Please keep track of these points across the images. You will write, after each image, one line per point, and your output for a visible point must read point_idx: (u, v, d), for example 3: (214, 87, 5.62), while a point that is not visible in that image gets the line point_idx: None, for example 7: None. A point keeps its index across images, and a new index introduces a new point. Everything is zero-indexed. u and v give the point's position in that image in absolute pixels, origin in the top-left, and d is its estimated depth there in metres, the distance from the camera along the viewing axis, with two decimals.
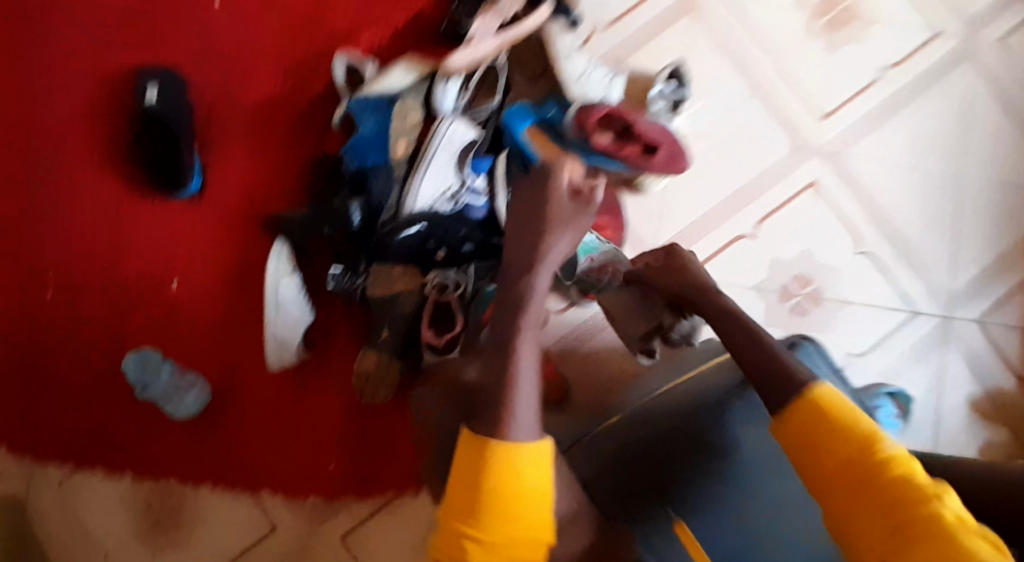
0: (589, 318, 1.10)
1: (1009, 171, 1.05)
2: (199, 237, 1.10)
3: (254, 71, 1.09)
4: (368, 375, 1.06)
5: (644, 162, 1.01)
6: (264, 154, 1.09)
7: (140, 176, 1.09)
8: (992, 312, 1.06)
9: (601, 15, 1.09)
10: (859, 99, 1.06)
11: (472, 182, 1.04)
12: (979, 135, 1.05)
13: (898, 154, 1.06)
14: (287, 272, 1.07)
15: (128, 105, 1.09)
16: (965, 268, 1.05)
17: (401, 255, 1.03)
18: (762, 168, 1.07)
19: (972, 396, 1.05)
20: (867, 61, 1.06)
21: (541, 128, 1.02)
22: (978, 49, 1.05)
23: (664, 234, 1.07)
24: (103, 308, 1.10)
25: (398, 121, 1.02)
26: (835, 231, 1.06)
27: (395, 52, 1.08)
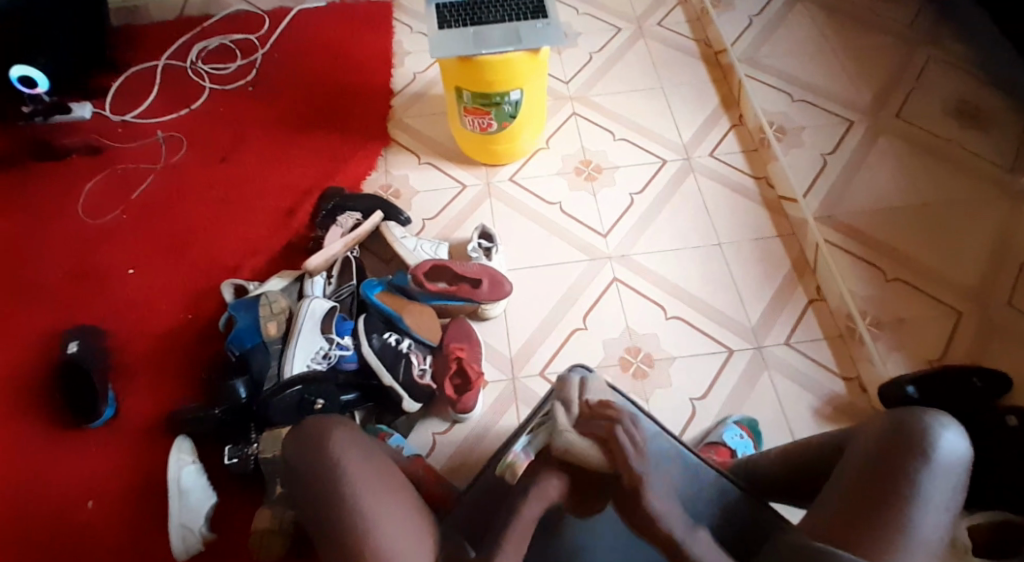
0: (471, 431, 1.23)
1: (753, 232, 1.40)
2: (109, 455, 1.20)
3: (159, 311, 1.33)
4: (262, 535, 1.07)
5: (474, 292, 1.26)
6: (168, 370, 1.27)
7: (56, 417, 1.23)
8: (794, 334, 1.29)
9: (427, 211, 1.42)
10: (625, 218, 1.42)
11: (340, 340, 1.20)
12: (720, 215, 1.42)
13: (665, 243, 1.39)
14: (189, 461, 1.15)
15: (52, 362, 1.27)
16: (752, 305, 1.32)
17: (286, 414, 1.15)
18: (574, 279, 1.35)
19: (815, 407, 1.23)
20: (621, 193, 1.45)
21: (390, 289, 1.27)
22: (697, 165, 1.48)
23: (514, 345, 1.30)
24: (13, 545, 1.12)
25: (266, 310, 1.23)
26: (646, 307, 1.32)
27: (272, 271, 1.36)
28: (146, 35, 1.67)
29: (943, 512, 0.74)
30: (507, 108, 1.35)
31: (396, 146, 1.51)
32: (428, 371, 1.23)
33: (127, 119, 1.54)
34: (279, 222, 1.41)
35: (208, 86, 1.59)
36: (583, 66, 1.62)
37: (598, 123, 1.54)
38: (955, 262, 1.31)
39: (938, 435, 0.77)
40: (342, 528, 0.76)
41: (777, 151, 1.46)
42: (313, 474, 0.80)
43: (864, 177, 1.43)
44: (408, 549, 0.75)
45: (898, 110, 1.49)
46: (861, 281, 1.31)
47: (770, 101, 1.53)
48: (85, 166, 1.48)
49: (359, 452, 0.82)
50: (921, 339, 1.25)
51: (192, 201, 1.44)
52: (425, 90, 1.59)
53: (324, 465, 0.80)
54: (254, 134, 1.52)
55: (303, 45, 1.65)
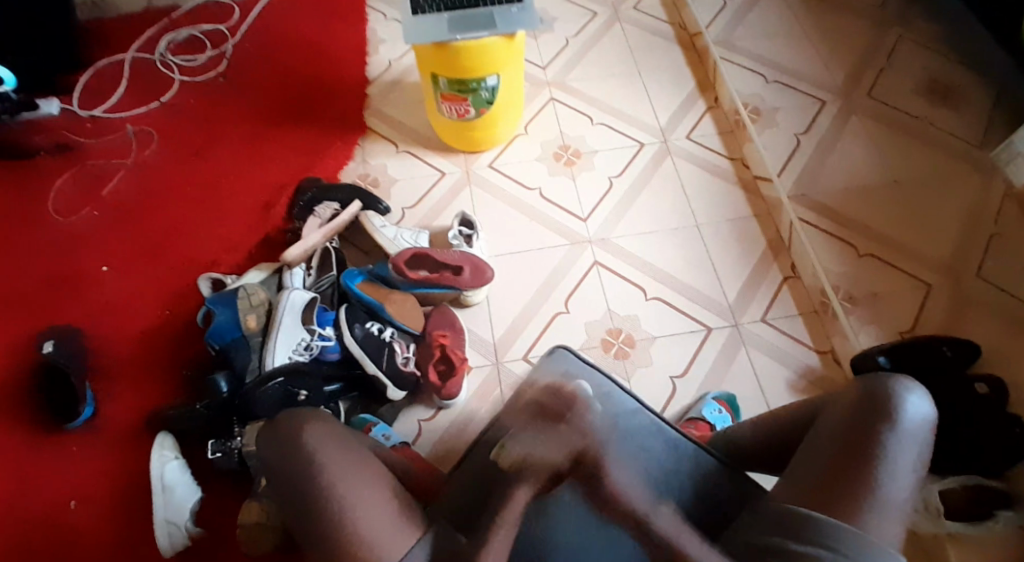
0: (456, 417, 1.23)
1: (730, 213, 1.42)
2: (91, 454, 1.19)
3: (137, 308, 1.31)
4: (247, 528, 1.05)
5: (456, 279, 1.27)
6: (149, 368, 1.26)
7: (35, 419, 1.21)
8: (771, 311, 1.32)
9: (406, 200, 1.42)
10: (605, 201, 1.43)
11: (321, 331, 1.20)
12: (697, 198, 1.43)
13: (644, 225, 1.40)
14: (172, 458, 1.15)
15: (28, 363, 1.25)
16: (730, 284, 1.34)
17: (269, 408, 1.14)
18: (556, 263, 1.36)
19: (791, 381, 1.25)
20: (600, 177, 1.46)
21: (372, 279, 1.27)
22: (674, 148, 1.49)
23: (498, 330, 1.30)
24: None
25: (244, 303, 1.21)
26: (627, 289, 1.33)
27: (251, 264, 1.35)
28: (112, 28, 1.63)
29: (911, 474, 0.77)
30: (484, 94, 1.34)
31: (373, 135, 1.50)
32: (412, 359, 1.22)
33: (96, 114, 1.51)
34: (256, 215, 1.40)
35: (178, 79, 1.56)
36: (560, 52, 1.62)
37: (575, 108, 1.54)
38: (924, 237, 1.34)
39: (903, 399, 0.80)
40: (330, 514, 0.77)
41: (752, 132, 1.48)
42: (296, 463, 0.81)
43: (836, 156, 1.45)
44: (391, 529, 0.77)
45: (870, 90, 1.52)
46: (833, 257, 1.34)
47: (744, 83, 1.55)
48: (55, 163, 1.45)
49: (335, 443, 0.83)
50: (893, 312, 1.28)
51: (166, 197, 1.42)
52: (401, 78, 1.58)
53: (301, 456, 0.81)
54: (227, 126, 1.50)
55: (275, 35, 1.63)
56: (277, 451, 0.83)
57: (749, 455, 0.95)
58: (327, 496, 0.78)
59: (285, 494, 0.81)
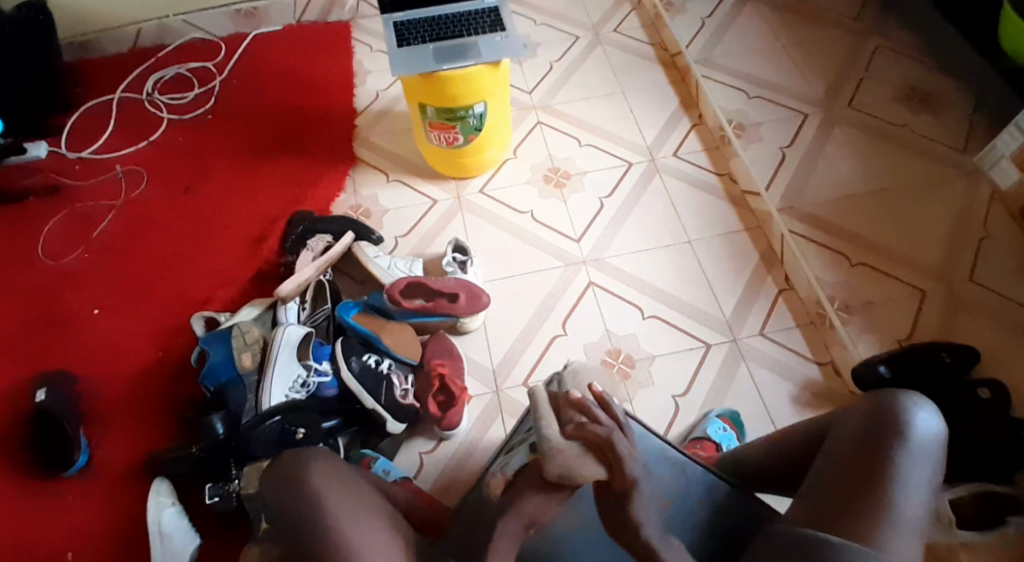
0: (458, 447, 1.22)
1: (722, 227, 1.43)
2: (87, 502, 1.16)
3: (130, 350, 1.29)
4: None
5: (453, 306, 1.26)
6: (144, 410, 1.24)
7: (29, 469, 1.19)
8: (768, 324, 1.32)
9: (398, 229, 1.42)
10: (596, 223, 1.43)
11: (318, 366, 1.18)
12: (689, 215, 1.44)
13: (638, 244, 1.40)
14: (168, 503, 1.13)
15: (21, 412, 1.23)
16: (725, 299, 1.34)
17: (267, 447, 1.13)
18: (552, 284, 1.36)
19: (792, 393, 1.25)
20: (591, 198, 1.46)
21: (367, 310, 1.26)
22: (662, 166, 1.50)
23: (496, 356, 1.29)
24: None
25: (239, 341, 1.20)
26: (624, 309, 1.33)
27: (244, 301, 1.33)
28: (99, 70, 1.63)
29: (925, 490, 0.77)
30: (472, 121, 1.35)
31: (362, 165, 1.50)
32: (410, 390, 1.21)
33: (83, 156, 1.51)
34: (248, 250, 1.39)
35: (166, 117, 1.56)
36: (544, 76, 1.63)
37: (562, 130, 1.55)
38: (916, 243, 1.35)
39: (913, 415, 0.81)
40: (340, 552, 0.75)
41: (738, 147, 1.49)
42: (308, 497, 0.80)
43: (823, 167, 1.46)
44: None
45: (850, 101, 1.54)
46: (826, 267, 1.34)
47: (727, 99, 1.56)
48: (42, 207, 1.44)
49: (340, 484, 0.83)
50: (888, 320, 1.28)
51: (155, 236, 1.41)
52: (389, 107, 1.58)
53: (307, 498, 0.80)
54: (215, 163, 1.50)
55: (259, 71, 1.63)
56: (284, 493, 0.81)
57: (764, 476, 0.95)
58: (336, 536, 0.77)
59: (293, 533, 0.79)
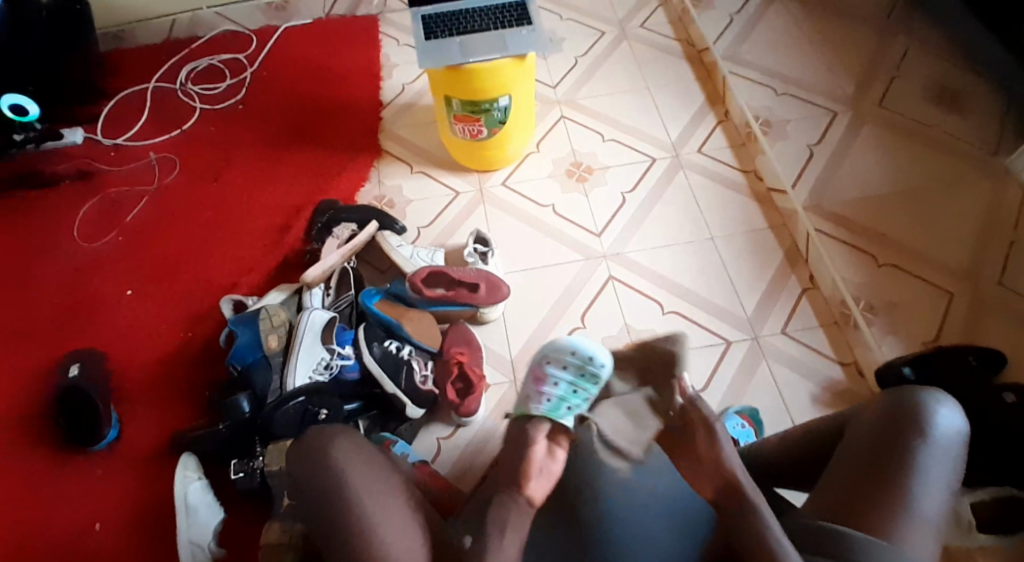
0: (474, 435, 1.24)
1: (744, 225, 1.42)
2: (115, 477, 1.20)
3: (161, 331, 1.33)
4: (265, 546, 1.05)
5: (473, 296, 1.28)
6: (171, 390, 1.27)
7: (62, 443, 1.23)
8: (790, 323, 1.31)
9: (421, 220, 1.44)
10: (618, 217, 1.43)
11: (341, 350, 1.21)
12: (712, 211, 1.44)
13: (659, 239, 1.40)
14: (195, 478, 1.16)
15: (55, 389, 1.27)
16: (747, 295, 1.34)
17: (289, 427, 1.16)
18: (572, 277, 1.37)
19: (813, 393, 1.24)
20: (614, 192, 1.47)
21: (389, 298, 1.28)
22: (686, 162, 1.50)
23: (515, 347, 1.31)
24: None
25: (266, 323, 1.23)
26: (644, 303, 1.33)
27: (270, 286, 1.36)
28: (134, 60, 1.68)
29: (944, 488, 0.77)
30: (496, 114, 1.37)
31: (387, 157, 1.52)
32: (430, 377, 1.23)
33: (119, 144, 1.55)
34: (275, 237, 1.42)
35: (198, 106, 1.60)
36: (569, 71, 1.64)
37: (586, 126, 1.55)
38: (945, 243, 1.33)
39: (935, 411, 0.81)
40: (356, 529, 0.77)
41: (763, 145, 1.48)
42: (331, 469, 0.82)
43: (850, 166, 1.45)
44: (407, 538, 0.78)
45: (880, 100, 1.52)
46: (851, 268, 1.33)
47: (753, 96, 1.55)
48: (80, 193, 1.49)
49: (361, 455, 0.84)
50: (913, 322, 1.27)
51: (185, 222, 1.45)
52: (414, 101, 1.60)
53: (330, 473, 0.81)
54: (245, 152, 1.53)
55: (289, 63, 1.66)
56: (305, 466, 0.83)
57: (776, 469, 0.95)
58: (354, 510, 0.79)
59: (311, 505, 0.81)
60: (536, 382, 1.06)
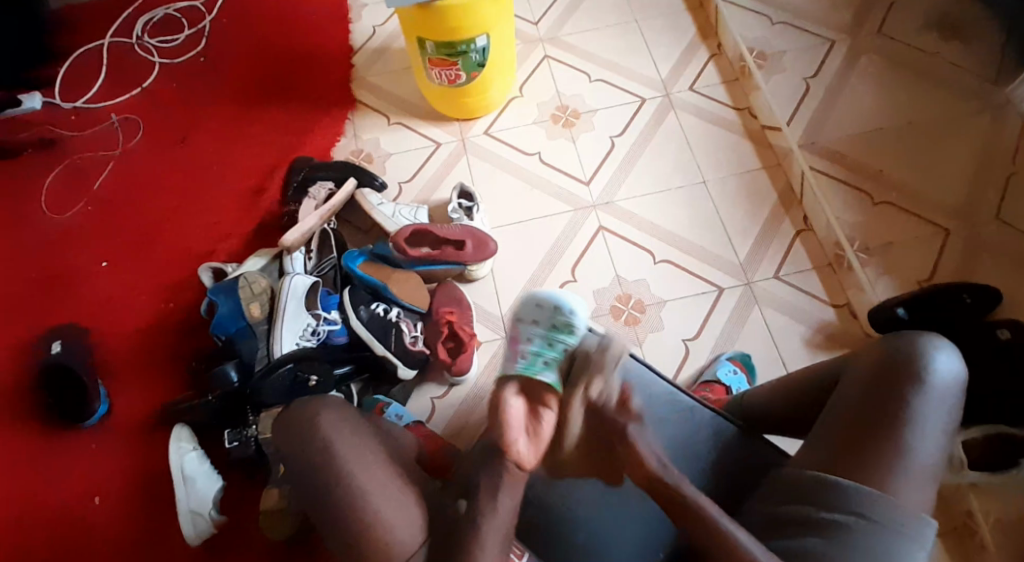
0: (468, 394, 1.23)
1: (737, 167, 1.37)
2: (109, 455, 1.19)
3: (141, 303, 1.30)
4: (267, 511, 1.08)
5: (459, 254, 1.24)
6: (158, 363, 1.25)
7: (51, 425, 1.21)
8: (783, 267, 1.29)
9: (402, 174, 1.38)
10: (607, 163, 1.38)
11: (326, 315, 1.19)
12: (703, 153, 1.38)
13: (649, 186, 1.36)
14: (190, 448, 1.15)
15: (38, 366, 1.25)
16: (740, 240, 1.31)
17: (280, 395, 1.14)
18: (561, 229, 1.33)
19: (806, 336, 1.23)
20: (601, 137, 1.41)
21: (373, 259, 1.25)
22: (676, 101, 1.44)
23: (505, 304, 1.28)
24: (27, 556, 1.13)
25: (247, 291, 1.20)
26: (634, 254, 1.30)
27: (250, 252, 1.32)
28: (86, 12, 1.57)
29: (939, 434, 0.77)
30: (474, 56, 1.29)
31: (363, 107, 1.45)
32: (420, 337, 1.22)
33: (79, 106, 1.47)
34: (251, 199, 1.37)
35: (158, 61, 1.51)
36: (551, 5, 1.55)
37: (570, 65, 1.48)
38: (944, 175, 1.29)
39: (932, 357, 0.79)
40: (345, 517, 0.76)
41: (757, 79, 1.42)
42: (319, 451, 0.80)
43: (847, 97, 1.39)
44: (404, 516, 0.77)
45: (880, 24, 1.44)
46: (847, 204, 1.30)
47: (747, 27, 1.47)
48: (43, 161, 1.42)
49: (349, 429, 0.83)
50: (910, 257, 1.25)
51: (156, 187, 1.39)
52: (387, 45, 1.51)
53: (318, 452, 0.80)
54: (212, 108, 1.46)
55: (252, 8, 1.56)
56: (294, 447, 0.82)
57: (770, 418, 0.95)
58: (348, 485, 0.78)
59: (303, 492, 0.81)
60: (512, 344, 0.96)
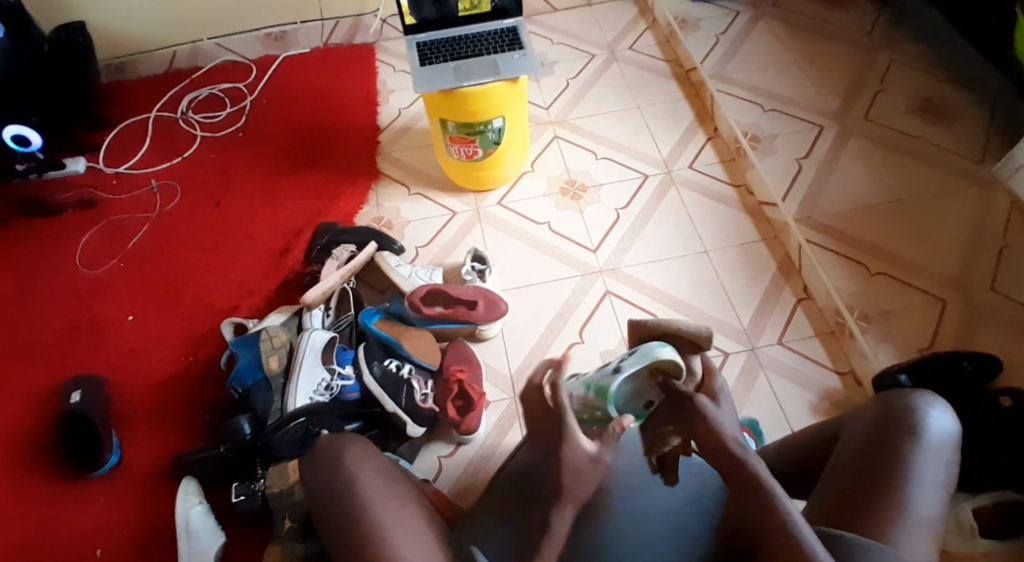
0: (476, 452, 1.24)
1: (737, 237, 1.44)
2: (115, 500, 1.20)
3: (161, 355, 1.34)
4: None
5: (471, 314, 1.29)
6: (174, 413, 1.28)
7: (62, 468, 1.23)
8: (786, 334, 1.32)
9: (419, 240, 1.46)
10: (613, 233, 1.45)
11: (341, 370, 1.22)
12: (704, 225, 1.46)
13: (652, 254, 1.42)
14: (196, 503, 1.16)
15: (56, 415, 1.28)
16: (743, 307, 1.35)
17: (291, 448, 1.16)
18: (569, 294, 1.38)
19: (811, 402, 1.25)
20: (607, 208, 1.49)
21: (388, 317, 1.29)
22: (678, 178, 1.53)
23: (514, 363, 1.32)
24: None
25: (266, 344, 1.25)
26: (640, 317, 1.35)
27: (271, 308, 1.38)
28: (135, 91, 1.71)
29: (938, 488, 0.78)
30: (490, 135, 1.39)
31: (385, 180, 1.54)
32: (430, 395, 1.24)
33: (120, 171, 1.58)
34: (275, 260, 1.44)
35: (198, 135, 1.63)
36: (561, 92, 1.68)
37: (578, 144, 1.59)
38: (934, 254, 1.35)
39: (925, 413, 0.81)
40: (366, 527, 0.78)
41: (753, 159, 1.51)
42: (342, 470, 0.84)
43: (838, 177, 1.47)
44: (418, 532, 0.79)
45: (866, 113, 1.55)
46: (843, 277, 1.35)
47: (743, 113, 1.59)
48: (81, 220, 1.51)
49: (373, 463, 0.86)
50: (907, 328, 1.28)
51: (186, 247, 1.47)
52: (410, 124, 1.63)
53: (340, 476, 0.83)
54: (244, 177, 1.56)
55: (286, 91, 1.70)
56: (317, 474, 0.85)
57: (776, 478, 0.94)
58: (372, 510, 0.79)
59: (317, 507, 0.83)
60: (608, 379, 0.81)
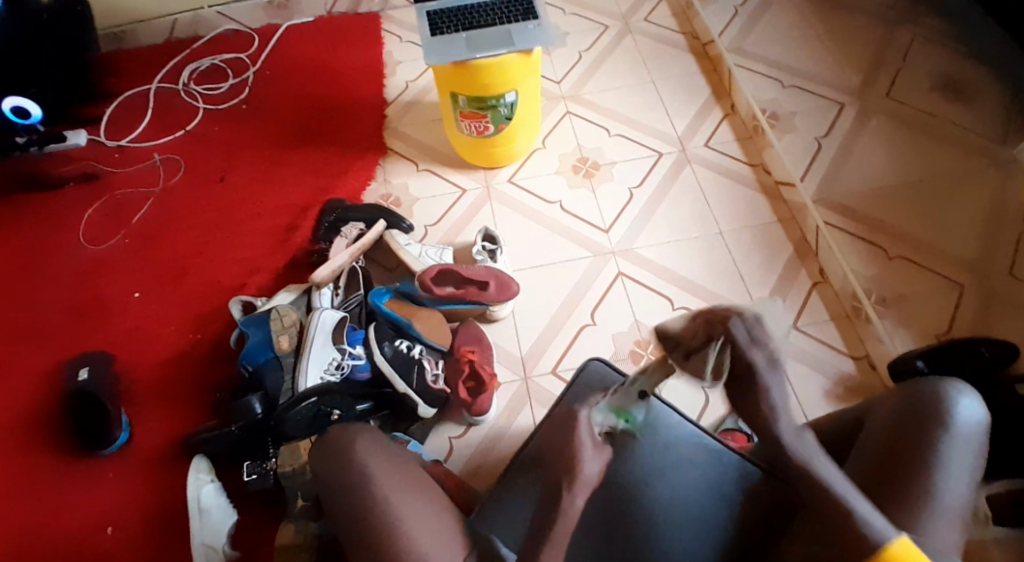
0: (488, 433, 1.23)
1: (752, 218, 1.42)
2: (125, 480, 1.19)
3: (168, 333, 1.32)
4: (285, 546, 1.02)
5: (481, 294, 1.27)
6: (182, 392, 1.27)
7: (71, 448, 1.22)
8: (801, 317, 1.31)
9: (428, 217, 1.43)
10: (626, 213, 1.43)
11: (351, 350, 1.20)
12: (719, 205, 1.43)
13: (667, 234, 1.40)
14: (207, 481, 1.15)
15: (63, 393, 1.27)
16: (756, 289, 1.34)
17: (302, 428, 1.15)
18: (581, 274, 1.36)
19: (825, 385, 1.24)
20: (620, 187, 1.46)
21: (398, 296, 1.27)
22: (693, 157, 1.50)
23: (525, 344, 1.30)
24: None
25: (277, 323, 1.23)
26: (653, 299, 1.33)
27: (278, 286, 1.36)
28: (136, 61, 1.67)
29: (966, 477, 0.76)
30: (502, 110, 1.36)
31: (393, 155, 1.51)
32: (441, 376, 1.22)
33: (122, 144, 1.54)
34: (281, 238, 1.41)
35: (201, 107, 1.59)
36: (574, 65, 1.63)
37: (591, 120, 1.55)
38: (953, 237, 1.33)
39: (954, 402, 0.80)
40: (384, 519, 0.77)
41: (771, 137, 1.48)
42: (359, 460, 0.83)
43: (857, 158, 1.45)
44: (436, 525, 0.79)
45: (887, 91, 1.51)
46: (861, 260, 1.33)
47: (760, 89, 1.55)
48: (83, 194, 1.48)
49: (383, 454, 0.84)
50: (924, 313, 1.27)
51: (190, 223, 1.44)
52: (418, 97, 1.59)
53: (353, 470, 0.82)
54: (248, 152, 1.52)
55: (291, 62, 1.65)
56: (329, 464, 0.84)
57: None
58: (390, 502, 0.78)
59: (332, 497, 0.82)
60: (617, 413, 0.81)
